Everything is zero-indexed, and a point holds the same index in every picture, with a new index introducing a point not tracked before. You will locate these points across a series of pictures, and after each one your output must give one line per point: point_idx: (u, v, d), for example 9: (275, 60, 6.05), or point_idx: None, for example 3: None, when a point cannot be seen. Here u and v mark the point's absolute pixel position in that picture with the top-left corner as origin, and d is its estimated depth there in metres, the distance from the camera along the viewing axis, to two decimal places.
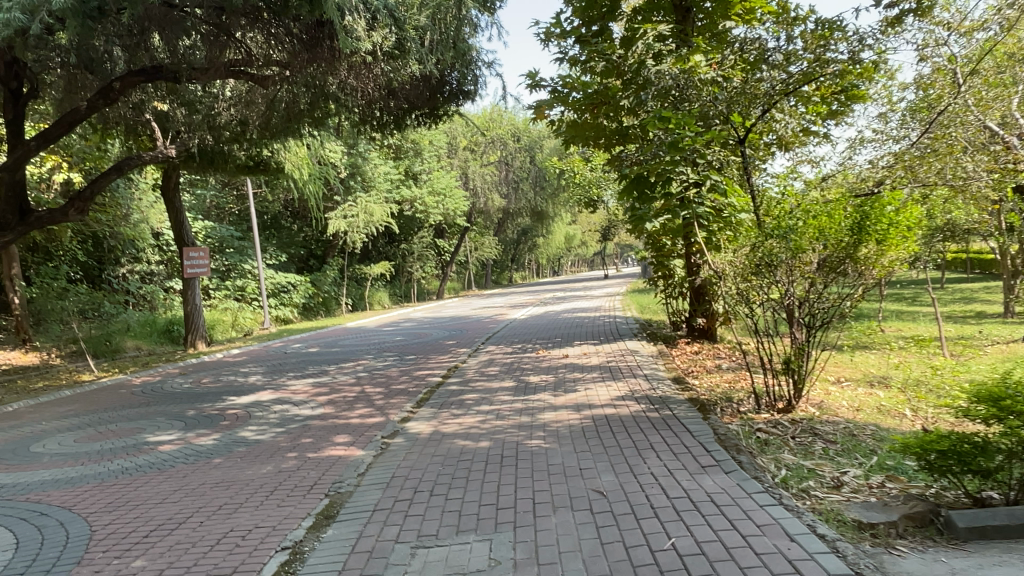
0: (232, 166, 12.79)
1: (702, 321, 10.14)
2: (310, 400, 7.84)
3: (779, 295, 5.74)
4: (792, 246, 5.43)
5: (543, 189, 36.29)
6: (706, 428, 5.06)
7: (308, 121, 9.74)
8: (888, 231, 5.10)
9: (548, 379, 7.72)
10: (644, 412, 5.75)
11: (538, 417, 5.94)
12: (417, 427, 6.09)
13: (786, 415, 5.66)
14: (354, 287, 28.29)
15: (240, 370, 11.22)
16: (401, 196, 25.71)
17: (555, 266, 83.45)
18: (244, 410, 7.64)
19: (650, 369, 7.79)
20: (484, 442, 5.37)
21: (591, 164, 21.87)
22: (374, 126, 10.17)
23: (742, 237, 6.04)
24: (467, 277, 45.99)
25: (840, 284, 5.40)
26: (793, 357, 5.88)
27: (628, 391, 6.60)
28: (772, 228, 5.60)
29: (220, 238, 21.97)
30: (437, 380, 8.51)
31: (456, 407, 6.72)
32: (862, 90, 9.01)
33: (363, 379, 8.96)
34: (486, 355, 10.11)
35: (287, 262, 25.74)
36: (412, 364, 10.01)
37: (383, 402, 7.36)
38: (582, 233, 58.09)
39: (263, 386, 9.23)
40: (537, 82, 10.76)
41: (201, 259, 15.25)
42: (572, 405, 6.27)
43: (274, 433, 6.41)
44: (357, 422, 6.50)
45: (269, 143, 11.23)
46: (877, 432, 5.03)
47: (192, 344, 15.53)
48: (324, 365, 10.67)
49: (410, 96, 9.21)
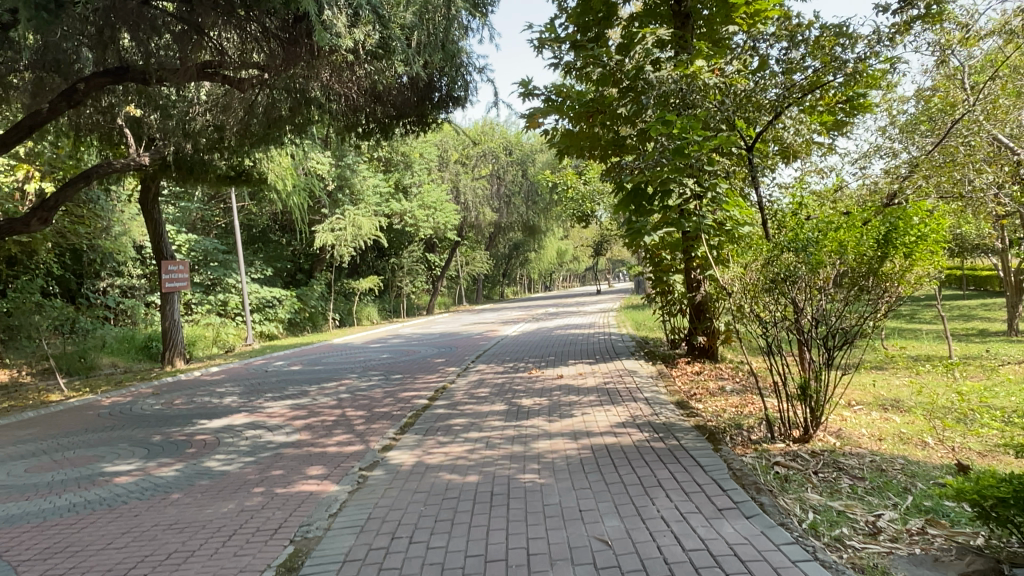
0: (213, 176, 12.30)
1: (703, 339, 9.67)
2: (285, 425, 7.29)
3: (791, 314, 5.26)
4: (810, 261, 4.95)
5: (536, 203, 35.94)
6: (719, 461, 4.56)
7: (289, 128, 9.28)
8: (915, 243, 4.61)
9: (542, 402, 7.20)
10: (648, 441, 5.24)
11: (532, 447, 5.42)
12: (399, 456, 5.56)
13: (804, 445, 5.14)
14: (342, 302, 27.78)
15: (217, 389, 10.66)
16: (391, 209, 25.25)
17: (547, 281, 83.27)
18: (214, 435, 7.10)
19: (650, 392, 7.29)
20: (472, 476, 4.84)
21: (584, 178, 21.52)
22: (360, 135, 9.69)
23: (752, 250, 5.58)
24: (458, 292, 45.62)
25: (861, 302, 4.95)
26: (811, 381, 5.35)
27: (629, 416, 6.09)
28: (786, 240, 5.12)
29: (204, 251, 21.44)
30: (423, 402, 7.98)
31: (443, 434, 6.19)
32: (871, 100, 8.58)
33: (344, 401, 8.43)
34: (476, 375, 9.60)
35: (273, 276, 25.19)
36: (398, 384, 9.49)
37: (363, 427, 6.82)
38: (574, 248, 57.78)
39: (238, 409, 8.67)
40: (530, 90, 10.37)
41: (180, 273, 14.72)
42: (568, 432, 5.75)
43: (242, 463, 5.86)
44: (333, 451, 5.96)
45: (250, 152, 10.75)
46: (907, 467, 4.54)
47: (170, 361, 14.92)
48: (304, 385, 10.11)
49: (394, 99, 8.71)
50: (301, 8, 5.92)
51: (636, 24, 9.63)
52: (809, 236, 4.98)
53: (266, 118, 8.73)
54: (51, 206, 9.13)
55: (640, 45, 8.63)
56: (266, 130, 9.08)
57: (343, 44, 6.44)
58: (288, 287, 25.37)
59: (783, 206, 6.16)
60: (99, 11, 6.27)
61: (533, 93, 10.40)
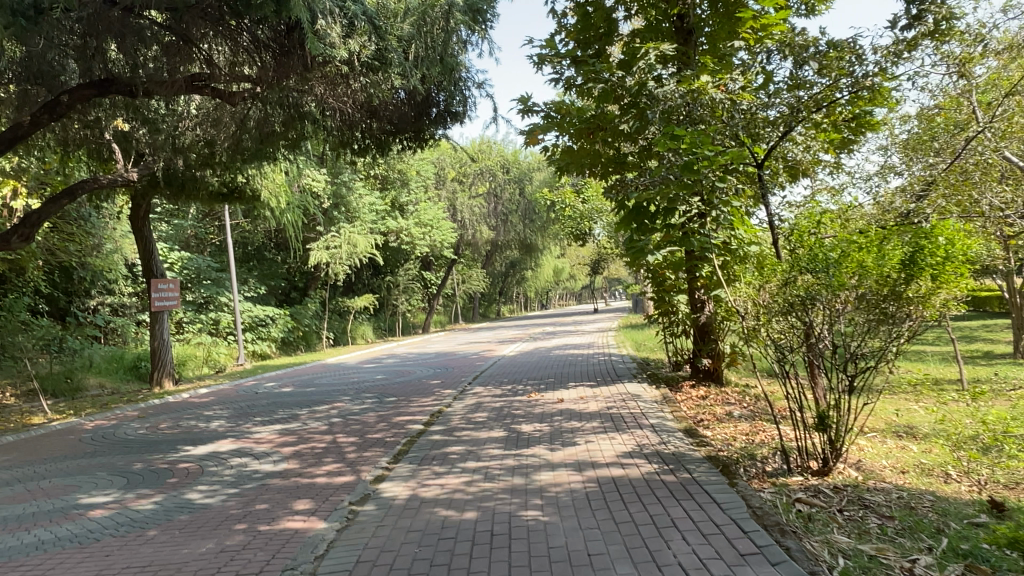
0: (204, 193, 12.04)
1: (708, 362, 9.38)
2: (273, 452, 6.95)
3: (810, 339, 4.97)
4: (830, 283, 4.66)
5: (533, 222, 35.73)
6: (736, 498, 4.25)
7: (282, 144, 9.04)
8: (942, 265, 4.33)
9: (542, 428, 6.88)
10: (657, 474, 4.92)
11: (533, 479, 5.09)
12: (393, 489, 5.23)
13: (823, 479, 4.82)
14: (336, 320, 27.45)
15: (204, 413, 10.29)
16: (387, 227, 25.01)
17: (543, 299, 83.06)
18: (197, 464, 6.75)
19: (656, 418, 6.98)
20: (470, 512, 4.50)
21: (583, 196, 21.33)
22: (355, 151, 9.43)
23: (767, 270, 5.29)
24: (454, 310, 45.33)
25: (885, 327, 4.64)
26: (831, 411, 5.04)
27: (636, 445, 5.77)
28: (805, 260, 4.83)
29: (196, 269, 21.14)
30: (418, 427, 7.64)
31: (438, 463, 5.86)
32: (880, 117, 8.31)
33: (336, 426, 8.09)
34: (473, 398, 9.28)
35: (267, 294, 24.86)
36: (392, 408, 9.15)
37: (355, 455, 6.48)
38: (570, 266, 57.62)
39: (225, 434, 8.32)
40: (529, 107, 10.17)
41: (170, 291, 14.43)
42: (572, 462, 5.43)
43: (225, 496, 5.52)
44: (322, 482, 5.62)
45: (243, 168, 10.49)
46: (937, 504, 4.23)
47: (158, 382, 14.54)
48: (295, 409, 9.75)
49: (389, 113, 8.44)
50: (292, 14, 5.69)
51: (638, 40, 9.42)
52: (830, 257, 4.69)
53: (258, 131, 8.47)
54: (33, 222, 8.84)
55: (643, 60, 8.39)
56: (259, 146, 8.83)
57: (336, 54, 6.27)
58: (281, 306, 25.03)
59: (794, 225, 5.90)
60: (83, 19, 6.01)
61: (532, 110, 10.20)
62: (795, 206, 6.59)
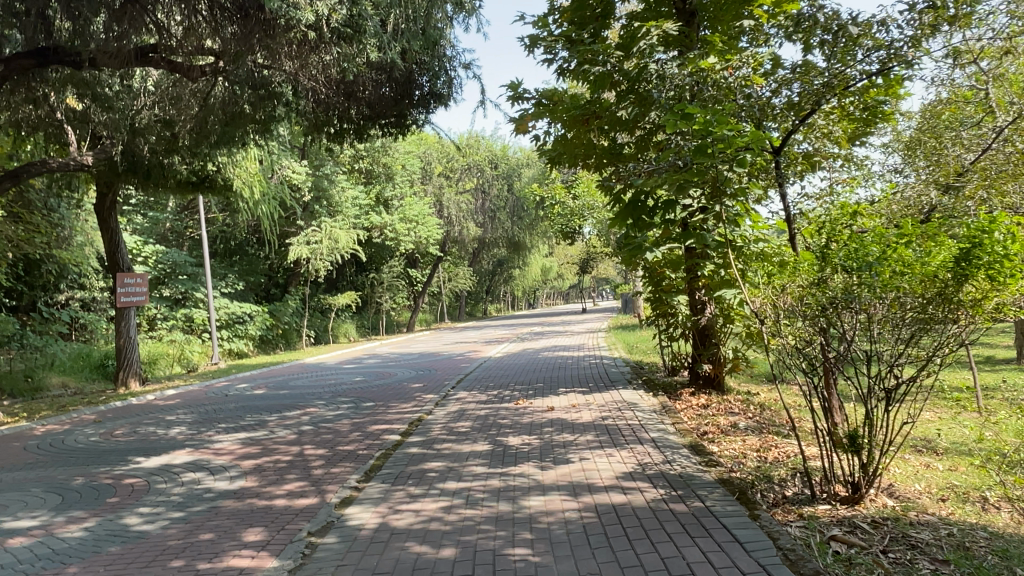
0: (173, 181, 11.29)
1: (708, 368, 8.82)
2: (231, 467, 6.24)
3: (840, 348, 4.32)
4: (870, 285, 4.02)
5: (521, 219, 35.11)
6: (762, 536, 3.61)
7: (252, 128, 8.37)
8: (1003, 264, 3.67)
9: (531, 441, 6.22)
10: (664, 501, 4.27)
11: (522, 506, 4.42)
12: (360, 515, 4.55)
13: (857, 510, 4.15)
14: (317, 318, 26.70)
15: (166, 418, 9.55)
16: (371, 222, 24.28)
17: (530, 298, 82.63)
18: (145, 480, 6.03)
19: (656, 430, 6.34)
20: (448, 549, 3.82)
21: (573, 192, 20.68)
22: (330, 136, 8.73)
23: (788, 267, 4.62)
24: (440, 310, 44.65)
25: (930, 334, 4.01)
26: (863, 429, 4.39)
27: (637, 464, 5.12)
28: (839, 257, 4.18)
29: (172, 263, 20.34)
30: (395, 438, 6.95)
31: (414, 483, 5.18)
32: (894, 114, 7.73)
33: (305, 436, 7.38)
34: (457, 405, 8.61)
35: (245, 291, 24.03)
36: (369, 414, 8.47)
37: (321, 471, 5.78)
38: (559, 265, 57.16)
39: (183, 444, 7.59)
40: (519, 94, 9.53)
41: (137, 287, 13.64)
42: (565, 485, 4.76)
43: (167, 522, 4.82)
44: (280, 506, 4.93)
45: (212, 153, 9.81)
46: (995, 543, 3.53)
47: (124, 382, 13.76)
48: (263, 414, 9.02)
49: (369, 93, 7.88)
50: None
51: (636, 22, 8.76)
52: (871, 255, 4.05)
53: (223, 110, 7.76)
54: None
55: (643, 40, 7.75)
56: (228, 129, 8.17)
57: (301, 17, 5.83)
58: (261, 302, 24.20)
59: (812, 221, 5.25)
60: None
61: (523, 98, 9.55)
62: (812, 199, 6.01)
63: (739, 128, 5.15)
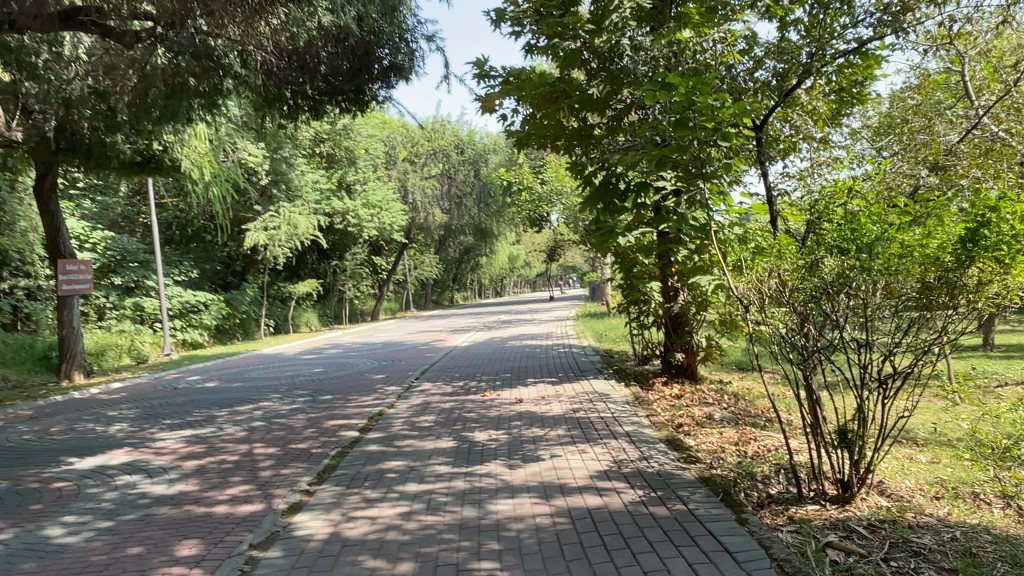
0: (115, 161, 10.57)
1: (681, 356, 8.52)
2: (171, 468, 5.72)
3: (831, 340, 3.99)
4: (868, 268, 3.71)
5: (488, 205, 34.58)
6: (754, 545, 3.27)
7: (199, 100, 7.81)
8: (1015, 248, 3.39)
9: (498, 436, 5.84)
10: (644, 503, 3.92)
11: (488, 511, 4.03)
12: (310, 524, 4.11)
13: (849, 511, 3.84)
14: (277, 307, 25.93)
15: (107, 413, 8.92)
16: (332, 207, 23.55)
17: (497, 286, 82.42)
18: (74, 484, 5.49)
19: (630, 424, 6.00)
20: (405, 563, 3.40)
21: (541, 176, 20.21)
22: (283, 112, 8.22)
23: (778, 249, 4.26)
24: (405, 299, 44.04)
25: (930, 323, 3.71)
26: (855, 425, 4.07)
27: (612, 462, 4.76)
28: (834, 239, 3.86)
29: (121, 250, 19.49)
30: (352, 434, 6.50)
31: (371, 486, 4.75)
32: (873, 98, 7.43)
33: (255, 433, 6.87)
34: (420, 397, 8.18)
35: (201, 278, 23.13)
36: (326, 408, 7.99)
37: (270, 473, 5.31)
38: (526, 252, 56.94)
39: (122, 442, 7.02)
40: (485, 71, 9.08)
41: (81, 274, 12.87)
42: (536, 486, 4.38)
43: (92, 533, 4.31)
44: (221, 513, 4.46)
45: (159, 129, 9.24)
46: (1002, 548, 3.25)
47: (67, 375, 12.99)
48: (213, 409, 8.46)
49: (322, 64, 7.40)
50: None
51: None
52: (868, 237, 3.73)
53: (165, 82, 7.17)
54: None
55: (617, 13, 7.41)
56: (172, 102, 7.62)
57: None
58: (217, 291, 23.33)
59: (800, 206, 4.90)
60: None
61: (490, 76, 9.08)
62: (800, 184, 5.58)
63: (725, 98, 4.63)
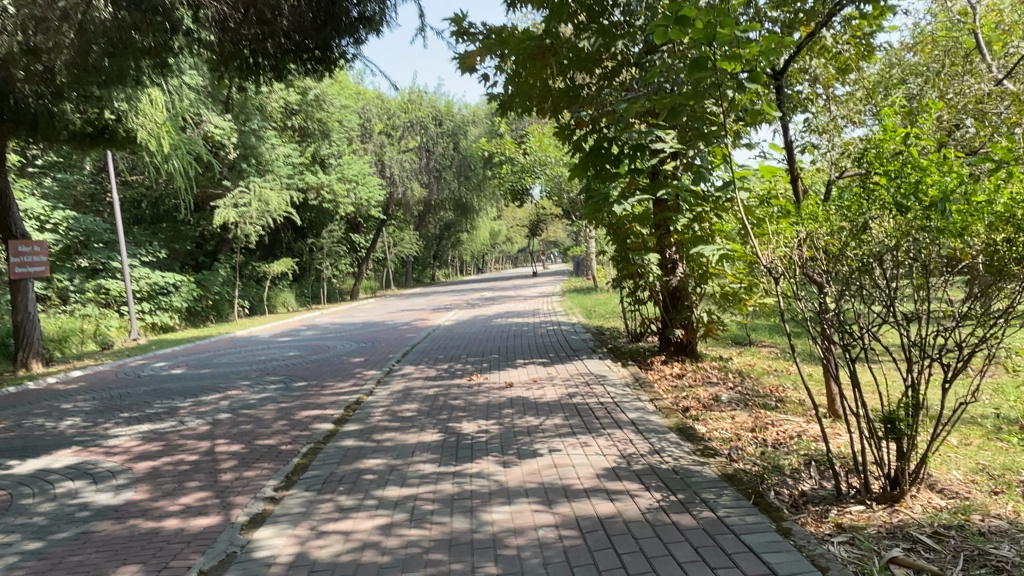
0: (64, 132, 9.76)
1: (681, 333, 7.94)
2: (121, 472, 5.08)
3: (876, 315, 3.33)
4: (933, 229, 3.11)
5: (468, 178, 33.71)
6: (805, 565, 2.71)
7: (147, 57, 7.06)
8: None
9: (489, 427, 5.26)
10: (663, 509, 3.36)
11: (482, 522, 3.45)
12: (273, 541, 3.49)
13: (900, 515, 3.28)
14: (252, 287, 25.12)
15: (61, 406, 8.19)
16: (306, 182, 22.66)
17: (478, 261, 81.72)
18: (8, 493, 4.81)
19: (634, 410, 5.44)
20: None
21: (524, 147, 19.40)
22: (240, 71, 7.56)
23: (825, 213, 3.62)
24: (385, 276, 43.24)
25: (998, 292, 3.03)
26: (905, 414, 3.44)
27: (621, 457, 4.19)
28: (893, 195, 3.30)
29: (85, 231, 18.54)
30: (327, 426, 5.89)
31: (346, 491, 4.14)
32: (885, 53, 6.76)
33: (219, 428, 6.22)
34: (401, 382, 7.56)
35: (170, 259, 22.17)
36: (299, 396, 7.37)
37: (231, 477, 4.68)
38: (506, 226, 56.37)
39: (71, 441, 6.33)
40: (463, 29, 8.34)
41: (36, 257, 12.01)
42: (535, 489, 3.80)
43: (16, 556, 3.66)
44: (170, 529, 3.83)
45: (108, 95, 8.46)
46: None
47: (24, 364, 12.16)
48: (176, 400, 7.78)
49: (281, 17, 6.71)
50: None
51: None
52: (937, 192, 3.15)
53: (108, 36, 6.47)
54: None
55: None
56: (116, 62, 6.90)
57: None
58: (188, 271, 22.41)
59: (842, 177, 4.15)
60: None
61: (469, 33, 8.34)
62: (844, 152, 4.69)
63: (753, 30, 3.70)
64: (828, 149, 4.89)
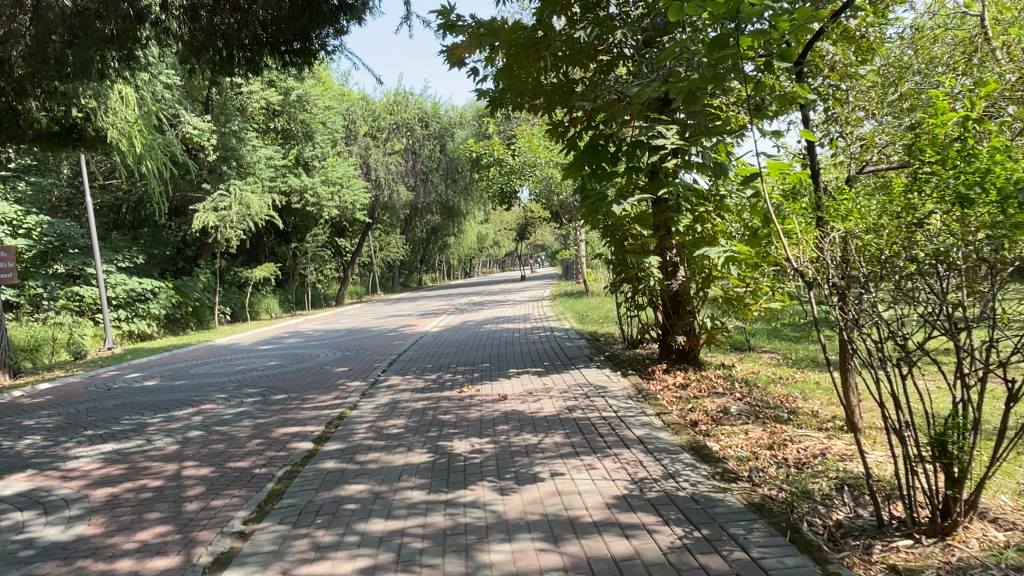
0: (30, 132, 9.25)
1: (683, 340, 7.57)
2: (76, 501, 4.59)
3: (923, 320, 2.89)
4: (1002, 225, 2.70)
5: (455, 181, 33.26)
6: None
7: (112, 51, 6.60)
8: None
9: (484, 447, 4.81)
10: (687, 549, 2.92)
11: (479, 565, 3.00)
12: None
13: (959, 554, 2.87)
14: (233, 293, 24.52)
15: (21, 423, 7.64)
16: (289, 185, 22.12)
17: (466, 265, 81.39)
18: None
19: (640, 426, 5.01)
20: None
21: (513, 148, 18.95)
22: (214, 65, 7.06)
23: (871, 214, 3.24)
24: (371, 282, 42.69)
25: None
26: (960, 438, 2.98)
27: (633, 483, 3.75)
28: (952, 186, 2.87)
29: (59, 236, 17.84)
30: (306, 446, 5.42)
31: (324, 525, 3.67)
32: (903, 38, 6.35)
33: (189, 447, 5.73)
34: (388, 395, 7.09)
35: (149, 265, 21.52)
36: (277, 411, 6.88)
37: (196, 507, 4.20)
38: (494, 229, 56.07)
39: (28, 463, 5.81)
40: (451, 21, 7.92)
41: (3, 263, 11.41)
42: (538, 523, 3.36)
43: None
44: (121, 573, 3.35)
45: (73, 92, 7.96)
46: None
47: None
48: (145, 416, 7.27)
49: (256, 7, 6.32)
50: None
51: None
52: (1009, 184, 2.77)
53: (67, 26, 6.11)
54: None
55: None
56: (80, 55, 6.44)
57: None
58: (167, 277, 21.78)
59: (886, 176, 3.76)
60: None
61: (457, 26, 7.93)
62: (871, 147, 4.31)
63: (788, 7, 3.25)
64: (849, 144, 4.53)
